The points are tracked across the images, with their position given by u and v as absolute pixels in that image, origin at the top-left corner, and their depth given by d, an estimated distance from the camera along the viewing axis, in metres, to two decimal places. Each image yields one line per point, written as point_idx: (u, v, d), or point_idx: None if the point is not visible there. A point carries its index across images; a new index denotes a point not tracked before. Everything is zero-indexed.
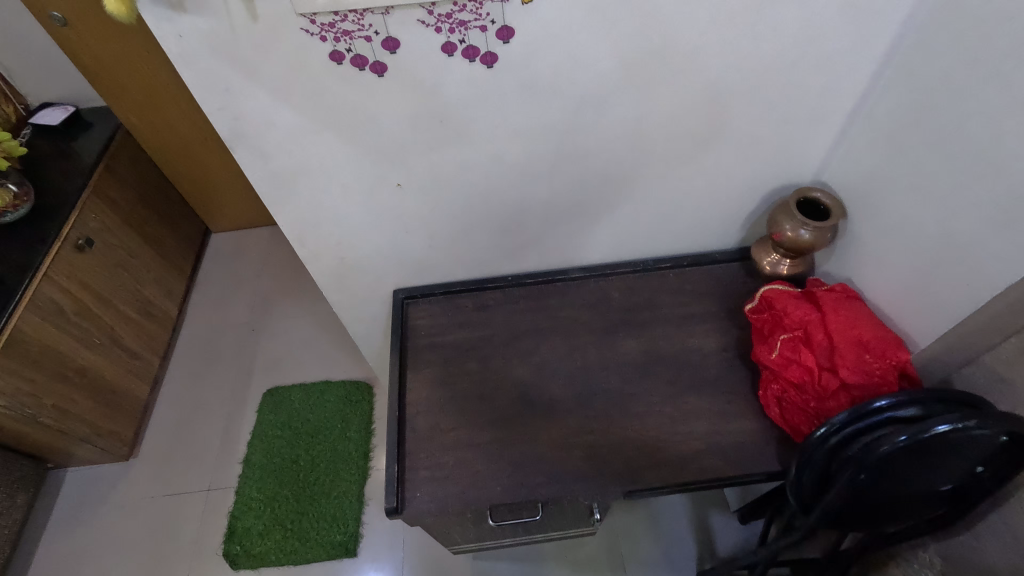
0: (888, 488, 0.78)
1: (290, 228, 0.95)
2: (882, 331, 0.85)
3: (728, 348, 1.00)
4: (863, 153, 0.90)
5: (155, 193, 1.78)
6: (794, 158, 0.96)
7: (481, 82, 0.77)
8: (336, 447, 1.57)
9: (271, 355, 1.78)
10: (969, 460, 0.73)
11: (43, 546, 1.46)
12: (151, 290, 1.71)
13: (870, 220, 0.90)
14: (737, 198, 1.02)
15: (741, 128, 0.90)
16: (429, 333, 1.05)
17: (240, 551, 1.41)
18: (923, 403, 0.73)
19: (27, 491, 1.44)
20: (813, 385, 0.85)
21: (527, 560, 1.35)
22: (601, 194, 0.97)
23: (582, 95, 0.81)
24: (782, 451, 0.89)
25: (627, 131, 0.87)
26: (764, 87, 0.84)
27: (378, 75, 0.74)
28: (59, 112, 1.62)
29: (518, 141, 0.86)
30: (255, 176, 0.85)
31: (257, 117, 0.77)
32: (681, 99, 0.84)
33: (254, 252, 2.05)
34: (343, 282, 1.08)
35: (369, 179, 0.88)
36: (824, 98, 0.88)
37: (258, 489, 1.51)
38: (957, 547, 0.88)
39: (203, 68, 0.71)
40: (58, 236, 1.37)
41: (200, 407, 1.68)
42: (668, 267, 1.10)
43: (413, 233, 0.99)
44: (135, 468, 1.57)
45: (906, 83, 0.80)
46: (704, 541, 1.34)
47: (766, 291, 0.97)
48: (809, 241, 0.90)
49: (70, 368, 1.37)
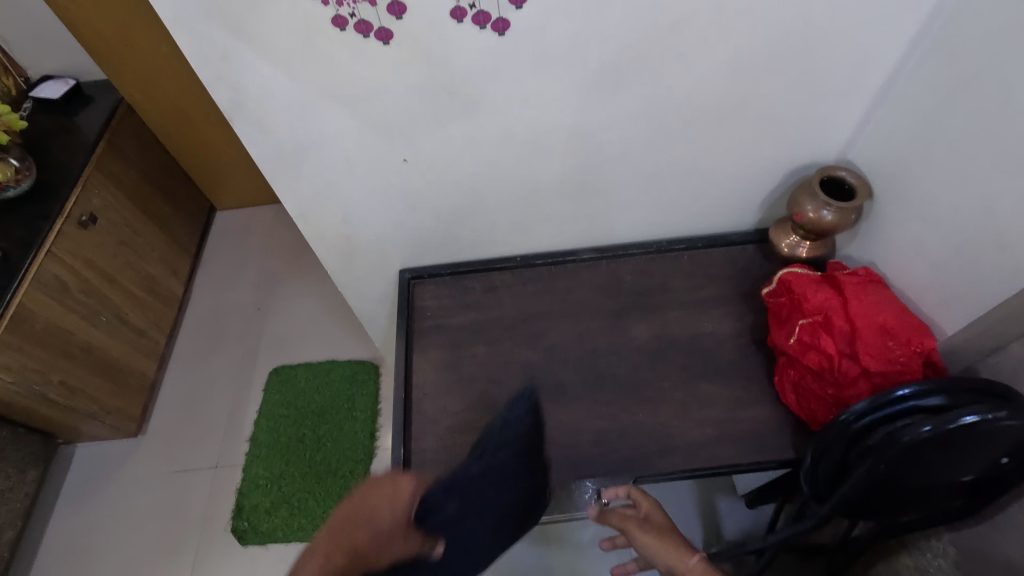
0: (907, 478, 0.75)
1: (293, 205, 0.92)
2: (907, 317, 0.82)
3: (742, 333, 0.97)
4: (893, 129, 0.85)
5: (158, 169, 1.76)
6: (819, 136, 0.92)
7: (491, 51, 0.73)
8: (342, 428, 1.57)
9: (277, 335, 1.77)
10: (995, 451, 0.71)
11: (55, 520, 1.48)
12: (157, 268, 1.70)
13: (898, 202, 0.86)
14: (756, 177, 0.98)
15: (764, 104, 0.86)
16: (435, 314, 1.02)
17: (248, 527, 1.42)
18: (950, 392, 0.70)
19: (38, 467, 1.46)
20: (832, 372, 0.82)
21: (532, 541, 1.35)
22: (615, 173, 0.94)
23: (598, 65, 0.77)
24: (797, 439, 0.87)
25: (644, 105, 0.83)
26: (790, 60, 0.80)
27: (383, 43, 0.70)
28: (60, 86, 1.58)
29: (528, 115, 0.82)
30: (256, 150, 0.82)
31: (257, 88, 0.74)
32: (701, 71, 0.80)
33: (259, 230, 2.02)
34: (348, 261, 1.05)
35: (374, 154, 0.85)
36: (853, 71, 0.83)
37: (265, 467, 1.52)
38: (972, 537, 0.87)
39: (202, 36, 0.68)
40: (60, 212, 1.35)
41: (207, 385, 1.68)
42: (682, 249, 1.07)
43: (420, 212, 0.96)
44: (143, 445, 1.58)
45: (944, 53, 0.75)
46: (710, 524, 1.33)
47: (784, 274, 0.93)
48: (832, 222, 0.86)
49: (77, 346, 1.37)
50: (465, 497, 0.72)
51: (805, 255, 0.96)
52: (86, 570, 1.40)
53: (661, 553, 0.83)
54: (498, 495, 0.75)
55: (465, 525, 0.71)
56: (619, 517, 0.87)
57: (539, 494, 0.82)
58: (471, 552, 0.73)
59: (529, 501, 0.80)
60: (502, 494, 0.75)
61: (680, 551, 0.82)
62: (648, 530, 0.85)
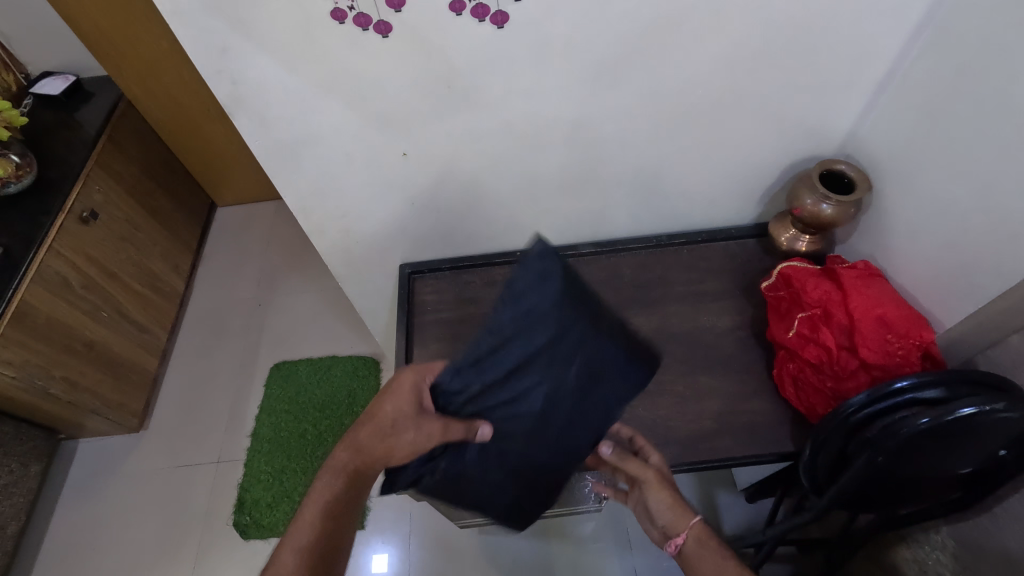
0: (905, 470, 0.76)
1: (293, 199, 0.92)
2: (907, 310, 0.82)
3: (742, 327, 0.98)
4: (893, 122, 0.85)
5: (159, 165, 1.76)
6: (819, 129, 0.91)
7: (490, 44, 0.73)
8: (343, 423, 1.58)
9: (278, 331, 1.78)
10: (993, 443, 0.71)
11: (58, 515, 1.48)
12: (158, 264, 1.71)
13: (898, 195, 0.86)
14: (756, 171, 0.98)
15: (764, 97, 0.85)
16: (436, 308, 1.03)
17: (250, 522, 1.43)
18: (947, 384, 0.70)
19: (40, 462, 1.46)
20: (831, 366, 0.83)
21: (532, 534, 1.36)
22: (615, 166, 0.94)
23: (598, 58, 0.76)
24: (796, 432, 0.88)
25: (643, 98, 0.83)
26: (790, 53, 0.80)
27: (382, 36, 0.70)
28: (60, 82, 1.58)
29: (528, 109, 0.82)
30: (256, 144, 0.83)
31: (257, 81, 0.74)
32: (701, 64, 0.79)
33: (260, 226, 2.03)
34: (348, 256, 1.06)
35: (374, 148, 0.85)
36: (853, 64, 0.83)
37: (267, 462, 1.53)
38: (970, 530, 0.87)
39: (201, 30, 0.68)
40: (61, 208, 1.35)
41: (209, 381, 1.69)
42: (682, 243, 1.07)
43: (420, 206, 0.96)
44: (145, 440, 1.59)
45: (944, 45, 0.75)
46: (710, 518, 1.33)
47: (784, 267, 0.93)
48: (831, 216, 0.86)
49: (79, 341, 1.37)
50: (485, 357, 0.72)
51: (805, 249, 0.96)
52: (90, 564, 1.41)
53: (668, 512, 0.78)
54: (524, 347, 0.71)
55: (495, 383, 0.72)
56: (642, 466, 0.79)
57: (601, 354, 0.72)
58: (529, 414, 0.72)
59: (593, 360, 0.71)
60: (526, 348, 0.72)
61: (685, 512, 0.78)
62: (660, 484, 0.79)
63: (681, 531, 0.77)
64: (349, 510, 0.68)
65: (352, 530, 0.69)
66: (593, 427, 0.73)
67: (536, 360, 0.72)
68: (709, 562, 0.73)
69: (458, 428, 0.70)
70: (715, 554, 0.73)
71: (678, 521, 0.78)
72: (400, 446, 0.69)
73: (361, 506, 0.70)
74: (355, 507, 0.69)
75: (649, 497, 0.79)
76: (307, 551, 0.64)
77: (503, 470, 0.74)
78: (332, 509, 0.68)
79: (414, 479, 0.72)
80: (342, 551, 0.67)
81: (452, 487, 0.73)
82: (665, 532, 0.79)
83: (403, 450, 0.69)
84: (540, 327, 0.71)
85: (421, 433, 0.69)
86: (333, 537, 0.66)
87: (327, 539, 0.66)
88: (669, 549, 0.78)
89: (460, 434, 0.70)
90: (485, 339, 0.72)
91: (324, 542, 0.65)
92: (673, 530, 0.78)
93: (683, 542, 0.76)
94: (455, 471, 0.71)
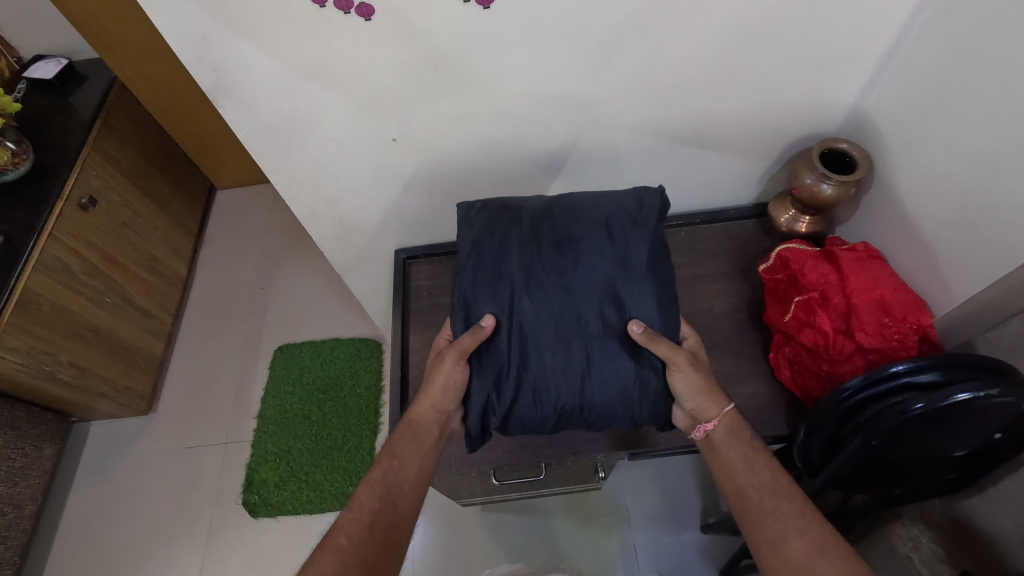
0: (899, 453, 0.76)
1: (283, 188, 0.92)
2: (904, 294, 0.82)
3: (740, 309, 0.97)
4: (899, 99, 0.82)
5: (156, 148, 1.74)
6: (822, 103, 0.88)
7: (475, 25, 0.70)
8: (347, 403, 1.60)
9: (280, 313, 1.79)
10: (986, 427, 0.71)
11: (74, 493, 1.54)
12: (158, 248, 1.71)
13: (902, 172, 0.84)
14: (757, 146, 0.96)
15: (763, 72, 0.82)
16: (431, 292, 1.02)
17: (258, 500, 1.47)
18: (942, 367, 0.69)
19: (54, 444, 1.50)
20: (827, 349, 0.82)
21: (533, 513, 1.38)
22: (612, 143, 0.92)
23: (588, 33, 0.73)
24: (790, 414, 0.88)
25: (636, 79, 0.81)
26: (791, 27, 0.76)
27: (365, 19, 0.68)
28: (53, 65, 1.54)
29: (519, 90, 0.80)
30: (244, 132, 0.82)
31: (238, 67, 0.73)
32: (697, 42, 0.77)
33: (260, 209, 2.02)
34: (343, 241, 1.05)
35: (365, 135, 0.84)
36: (854, 39, 0.79)
37: (272, 443, 1.56)
38: (965, 509, 0.88)
39: (180, 16, 0.66)
40: (59, 195, 1.34)
41: (213, 363, 1.71)
42: (679, 225, 1.05)
43: (412, 189, 0.95)
44: (155, 422, 1.63)
45: (953, 17, 0.71)
46: (708, 495, 1.36)
47: (783, 249, 0.92)
48: (831, 196, 0.84)
49: (85, 327, 1.39)
50: (473, 290, 0.78)
51: (804, 230, 0.95)
52: (106, 541, 1.46)
53: (696, 397, 0.74)
54: (501, 258, 0.79)
55: (500, 298, 0.77)
56: (674, 349, 0.71)
57: (563, 225, 0.81)
58: (557, 301, 0.76)
59: (563, 232, 0.80)
60: (496, 261, 0.79)
61: (716, 400, 0.74)
62: (691, 367, 0.73)
63: (710, 417, 0.74)
64: (419, 452, 0.75)
65: (423, 469, 0.74)
66: (615, 273, 0.76)
67: (515, 269, 0.78)
68: (735, 455, 0.73)
69: (467, 337, 0.74)
70: (745, 446, 0.73)
71: (708, 408, 0.74)
72: (435, 390, 0.75)
73: (431, 449, 0.76)
74: (422, 450, 0.75)
75: (676, 379, 0.74)
76: (382, 483, 0.71)
77: (576, 359, 0.74)
78: (399, 448, 0.75)
79: (484, 421, 0.76)
80: (412, 484, 0.73)
81: (531, 408, 0.74)
82: (692, 416, 0.77)
83: (438, 393, 0.75)
84: (496, 235, 0.81)
85: (442, 370, 0.75)
86: (405, 473, 0.73)
87: (400, 474, 0.73)
88: (696, 433, 0.76)
89: (472, 343, 0.73)
90: (460, 276, 0.80)
91: (395, 478, 0.72)
92: (702, 415, 0.75)
93: (712, 428, 0.75)
94: (518, 393, 0.74)
